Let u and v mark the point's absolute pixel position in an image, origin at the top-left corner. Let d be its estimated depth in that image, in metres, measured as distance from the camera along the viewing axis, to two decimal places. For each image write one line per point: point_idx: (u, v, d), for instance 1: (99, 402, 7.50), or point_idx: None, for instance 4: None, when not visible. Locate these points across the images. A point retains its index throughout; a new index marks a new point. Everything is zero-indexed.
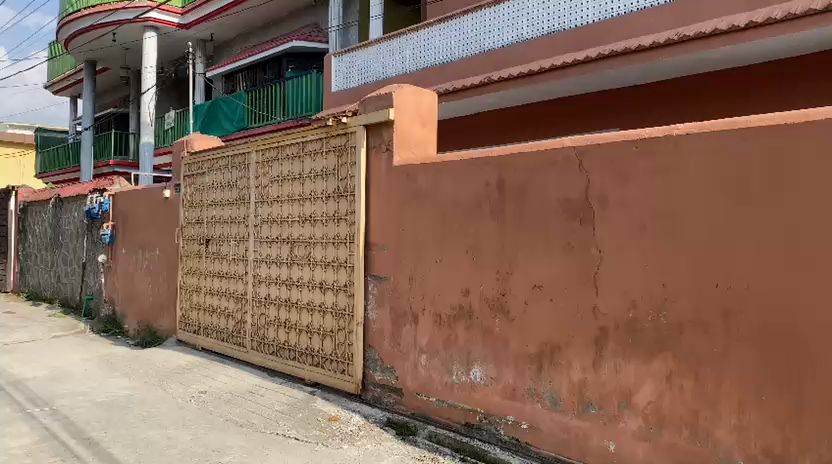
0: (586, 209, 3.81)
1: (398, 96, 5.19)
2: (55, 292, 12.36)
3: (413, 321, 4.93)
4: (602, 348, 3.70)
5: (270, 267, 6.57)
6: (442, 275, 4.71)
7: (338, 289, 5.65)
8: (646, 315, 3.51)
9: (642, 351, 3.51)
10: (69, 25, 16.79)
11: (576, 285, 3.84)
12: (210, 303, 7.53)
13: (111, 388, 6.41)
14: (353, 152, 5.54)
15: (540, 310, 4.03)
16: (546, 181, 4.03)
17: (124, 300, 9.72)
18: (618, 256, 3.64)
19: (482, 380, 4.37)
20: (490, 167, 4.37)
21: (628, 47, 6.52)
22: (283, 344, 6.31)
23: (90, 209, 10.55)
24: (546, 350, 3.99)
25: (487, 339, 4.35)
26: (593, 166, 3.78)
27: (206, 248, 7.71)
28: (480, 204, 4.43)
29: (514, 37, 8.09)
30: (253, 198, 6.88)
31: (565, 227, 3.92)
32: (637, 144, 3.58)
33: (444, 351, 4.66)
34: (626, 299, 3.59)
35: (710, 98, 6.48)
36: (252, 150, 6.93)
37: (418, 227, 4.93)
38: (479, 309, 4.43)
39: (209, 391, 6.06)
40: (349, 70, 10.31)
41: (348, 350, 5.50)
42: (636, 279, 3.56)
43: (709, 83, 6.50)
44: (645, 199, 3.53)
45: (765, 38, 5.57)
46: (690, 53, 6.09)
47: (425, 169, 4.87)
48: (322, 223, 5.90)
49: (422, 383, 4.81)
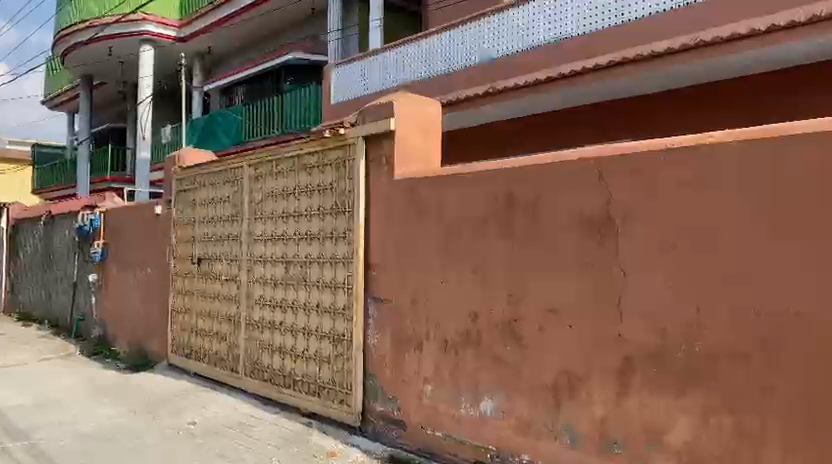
0: (606, 225, 3.45)
1: (400, 105, 4.86)
2: (46, 313, 12.00)
3: (416, 347, 4.56)
4: (626, 381, 3.32)
5: (264, 287, 6.21)
6: (448, 296, 4.34)
7: (336, 313, 5.29)
8: (678, 343, 3.13)
9: (673, 384, 3.14)
10: (64, 40, 16.58)
11: (596, 309, 3.47)
12: (203, 326, 7.17)
13: (96, 418, 6.04)
14: (351, 166, 5.21)
15: (557, 337, 3.65)
16: (562, 195, 3.67)
17: (115, 321, 9.35)
18: (645, 277, 3.27)
19: (493, 413, 3.99)
20: (498, 180, 4.02)
21: (641, 54, 6.24)
22: (277, 370, 5.94)
23: (80, 226, 10.20)
24: (563, 381, 3.61)
25: (497, 368, 3.98)
26: (614, 178, 3.42)
27: (198, 267, 7.36)
28: (488, 221, 4.08)
29: (518, 47, 7.79)
30: (246, 215, 6.52)
31: (583, 244, 3.56)
32: (664, 153, 3.22)
33: (451, 381, 4.29)
34: (654, 325, 3.22)
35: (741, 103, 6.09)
36: (244, 164, 6.59)
37: (421, 246, 4.57)
38: (488, 335, 4.06)
39: (199, 422, 5.69)
40: (350, 80, 9.98)
41: (347, 379, 5.12)
42: (664, 305, 3.19)
43: (741, 88, 6.11)
44: (674, 214, 3.17)
45: (788, 41, 5.28)
46: (708, 59, 5.81)
47: (429, 183, 4.52)
48: (318, 242, 5.54)
49: (426, 416, 4.44)
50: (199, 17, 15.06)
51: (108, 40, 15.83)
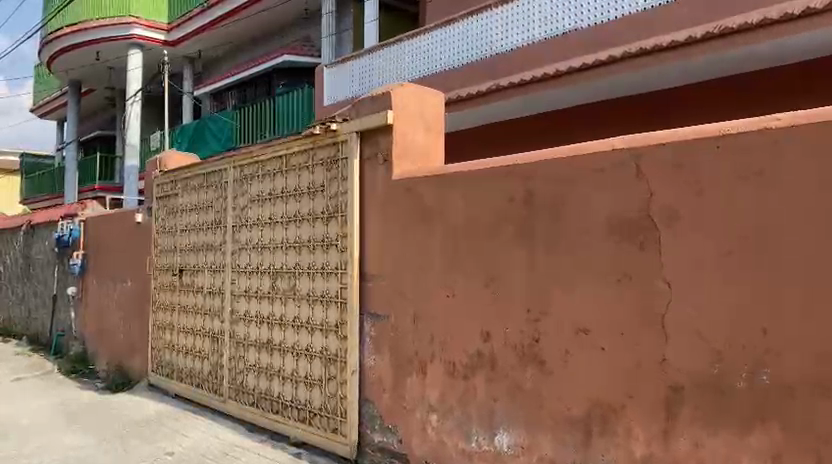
0: (646, 229, 2.91)
1: (397, 97, 4.32)
2: (26, 327, 11.42)
3: (419, 370, 4.02)
4: (674, 415, 2.77)
5: (249, 301, 5.67)
6: (456, 313, 3.79)
7: (328, 330, 4.74)
8: (738, 370, 2.57)
9: (733, 421, 2.57)
10: (48, 46, 16.05)
11: (635, 328, 2.93)
12: (184, 343, 6.61)
13: (62, 448, 5.45)
14: (344, 165, 4.67)
15: (586, 362, 3.10)
16: (593, 192, 3.12)
17: (95, 337, 8.77)
18: (696, 291, 2.72)
19: (510, 449, 3.44)
20: (513, 178, 3.49)
21: (658, 44, 5.68)
22: (264, 393, 5.38)
23: (59, 236, 9.58)
24: (594, 413, 3.06)
25: (516, 397, 3.43)
26: (655, 172, 2.88)
27: (179, 280, 6.80)
28: (503, 224, 3.54)
29: (524, 40, 7.22)
30: (230, 222, 5.97)
31: (616, 251, 3.02)
32: (717, 140, 2.67)
33: (459, 410, 3.74)
34: (708, 349, 2.67)
35: (761, 102, 5.55)
36: (228, 166, 6.04)
37: (424, 255, 4.02)
38: (503, 357, 3.51)
39: (176, 452, 5.12)
40: (344, 80, 9.45)
41: (341, 404, 4.57)
42: (720, 323, 2.63)
43: (761, 85, 5.57)
44: (732, 215, 2.62)
45: (824, 27, 4.67)
46: (731, 49, 5.22)
47: (432, 183, 3.97)
48: (308, 251, 5.00)
49: (431, 449, 3.89)
50: (188, 20, 14.54)
51: (94, 44, 15.30)
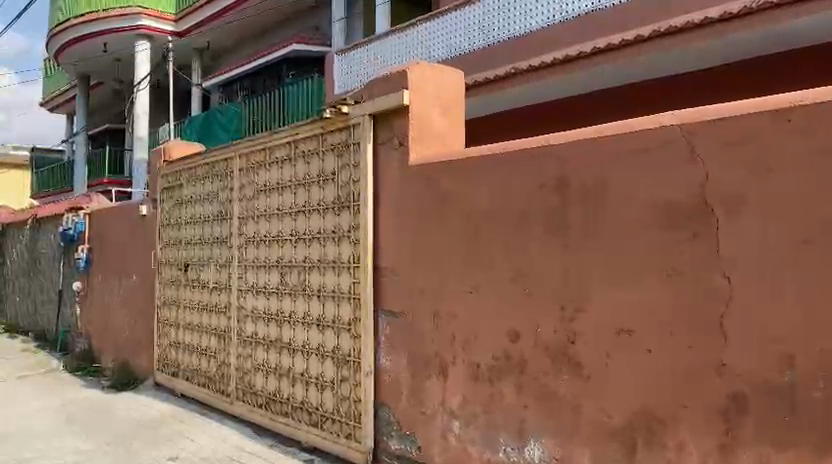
0: (700, 217, 2.57)
1: (413, 75, 3.99)
2: (32, 325, 11.20)
3: (439, 373, 3.70)
4: (734, 429, 2.43)
5: (257, 296, 5.38)
6: (479, 311, 3.47)
7: (340, 328, 4.43)
8: (812, 379, 2.23)
9: (809, 437, 2.22)
10: (55, 39, 15.82)
11: (688, 331, 2.59)
12: (190, 341, 6.33)
13: (60, 452, 5.17)
14: (356, 150, 4.35)
15: (630, 366, 2.77)
16: (638, 178, 2.78)
17: (100, 334, 8.51)
18: (761, 287, 2.37)
19: (542, 460, 3.12)
20: (545, 162, 3.15)
21: (690, 21, 5.28)
22: (273, 394, 5.09)
23: (63, 231, 9.32)
24: (639, 423, 2.72)
25: (548, 404, 3.10)
26: (712, 151, 2.53)
27: (185, 274, 6.52)
28: (534, 213, 3.20)
29: (544, 21, 6.80)
30: (236, 214, 5.68)
31: (664, 244, 2.68)
32: (788, 113, 2.31)
33: (484, 416, 3.42)
34: (776, 354, 2.32)
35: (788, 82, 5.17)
36: (234, 156, 5.74)
37: (444, 248, 3.69)
38: (533, 359, 3.18)
39: (180, 456, 4.84)
40: (354, 68, 9.11)
41: (354, 408, 4.27)
42: (792, 323, 2.29)
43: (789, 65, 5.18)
44: (807, 200, 2.26)
45: None
46: (769, 24, 4.81)
47: (452, 170, 3.65)
48: (318, 243, 4.69)
49: (453, 458, 3.58)
50: (196, 10, 14.27)
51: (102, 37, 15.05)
